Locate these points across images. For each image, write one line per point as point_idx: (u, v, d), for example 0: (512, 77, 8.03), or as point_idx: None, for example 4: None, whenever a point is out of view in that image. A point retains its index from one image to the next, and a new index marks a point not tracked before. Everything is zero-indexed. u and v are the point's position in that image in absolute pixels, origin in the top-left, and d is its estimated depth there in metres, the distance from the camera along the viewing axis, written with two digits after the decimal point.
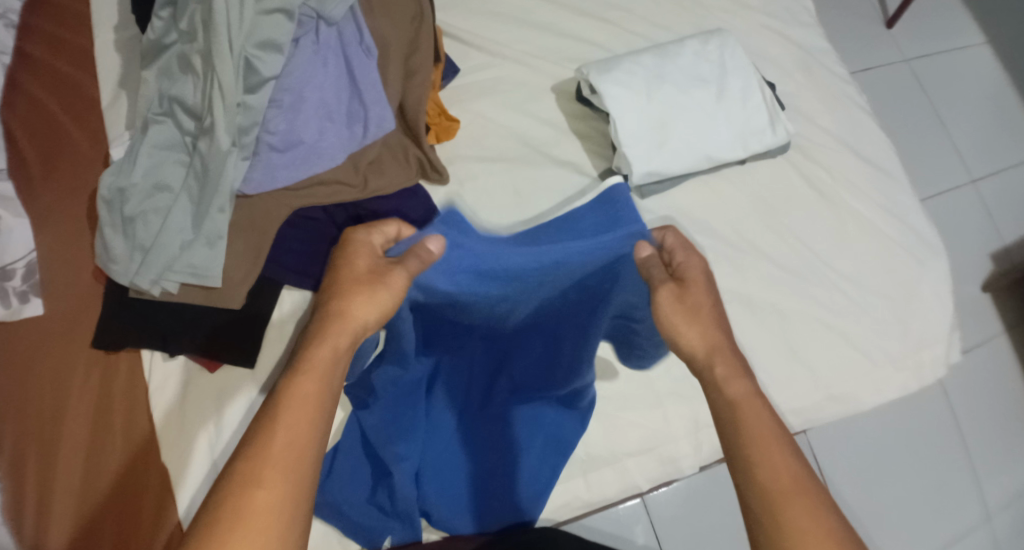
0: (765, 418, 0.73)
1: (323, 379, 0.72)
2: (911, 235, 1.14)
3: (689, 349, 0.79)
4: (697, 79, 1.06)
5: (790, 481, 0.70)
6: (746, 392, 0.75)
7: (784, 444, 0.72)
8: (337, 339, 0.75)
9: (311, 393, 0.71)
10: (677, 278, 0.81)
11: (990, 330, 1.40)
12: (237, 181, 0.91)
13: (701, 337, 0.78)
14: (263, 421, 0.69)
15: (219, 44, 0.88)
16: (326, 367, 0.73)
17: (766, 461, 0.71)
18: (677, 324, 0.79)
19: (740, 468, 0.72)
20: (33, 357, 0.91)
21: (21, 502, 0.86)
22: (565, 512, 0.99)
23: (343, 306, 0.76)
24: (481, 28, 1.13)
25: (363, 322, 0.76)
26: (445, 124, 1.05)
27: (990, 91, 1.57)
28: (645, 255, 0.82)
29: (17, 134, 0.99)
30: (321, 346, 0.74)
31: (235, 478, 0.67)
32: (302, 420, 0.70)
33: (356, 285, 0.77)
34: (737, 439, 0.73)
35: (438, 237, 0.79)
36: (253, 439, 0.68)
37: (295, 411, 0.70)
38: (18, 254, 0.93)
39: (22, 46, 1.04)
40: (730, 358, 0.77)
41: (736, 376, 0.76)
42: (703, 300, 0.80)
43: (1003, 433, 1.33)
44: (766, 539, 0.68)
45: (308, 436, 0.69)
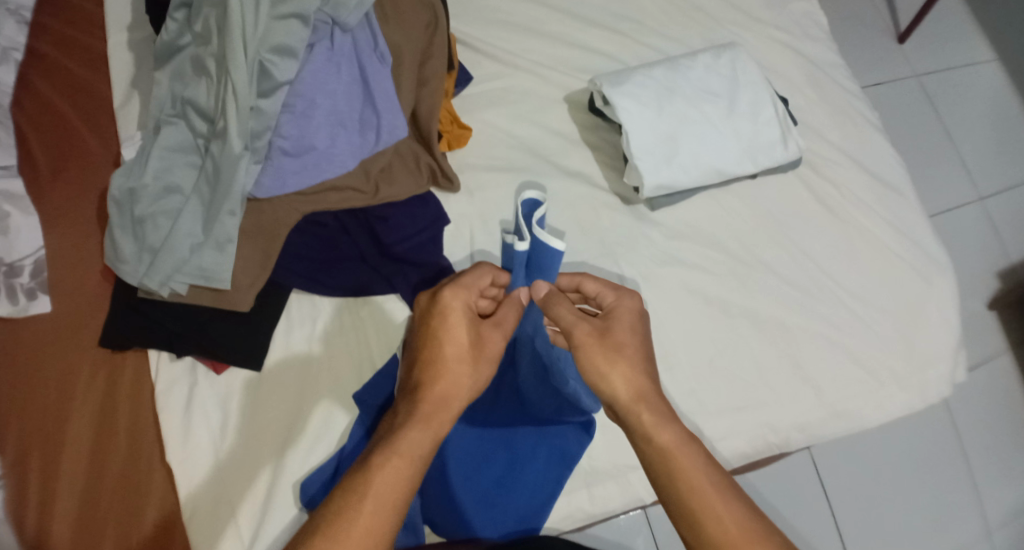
0: (699, 467, 0.73)
1: (414, 462, 0.72)
2: (919, 252, 1.13)
3: (613, 394, 0.79)
4: (709, 93, 1.06)
5: (738, 530, 0.70)
6: (676, 440, 0.75)
7: (723, 491, 0.72)
8: (432, 420, 0.75)
9: (400, 477, 0.71)
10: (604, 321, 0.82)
11: (994, 348, 1.40)
12: (247, 186, 0.91)
13: (626, 380, 0.78)
14: (351, 500, 0.69)
15: (233, 48, 0.87)
16: (418, 451, 0.73)
17: (708, 512, 0.72)
18: (600, 365, 0.78)
19: (682, 520, 0.72)
20: (40, 357, 0.91)
21: (23, 504, 0.86)
22: (567, 524, 0.99)
23: (439, 384, 0.77)
24: (493, 36, 1.13)
25: (457, 401, 0.77)
26: (456, 132, 1.05)
27: (999, 108, 1.57)
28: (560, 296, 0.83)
29: (27, 132, 0.99)
30: (416, 427, 0.74)
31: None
32: (391, 505, 0.70)
33: (457, 360, 0.78)
34: (674, 493, 0.73)
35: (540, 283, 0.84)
36: (336, 519, 0.68)
37: (383, 494, 0.70)
38: (25, 252, 0.94)
39: (34, 44, 1.04)
40: (657, 406, 0.77)
41: (665, 424, 0.76)
42: (630, 338, 0.81)
43: (1007, 452, 1.32)
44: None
45: (393, 518, 0.70)
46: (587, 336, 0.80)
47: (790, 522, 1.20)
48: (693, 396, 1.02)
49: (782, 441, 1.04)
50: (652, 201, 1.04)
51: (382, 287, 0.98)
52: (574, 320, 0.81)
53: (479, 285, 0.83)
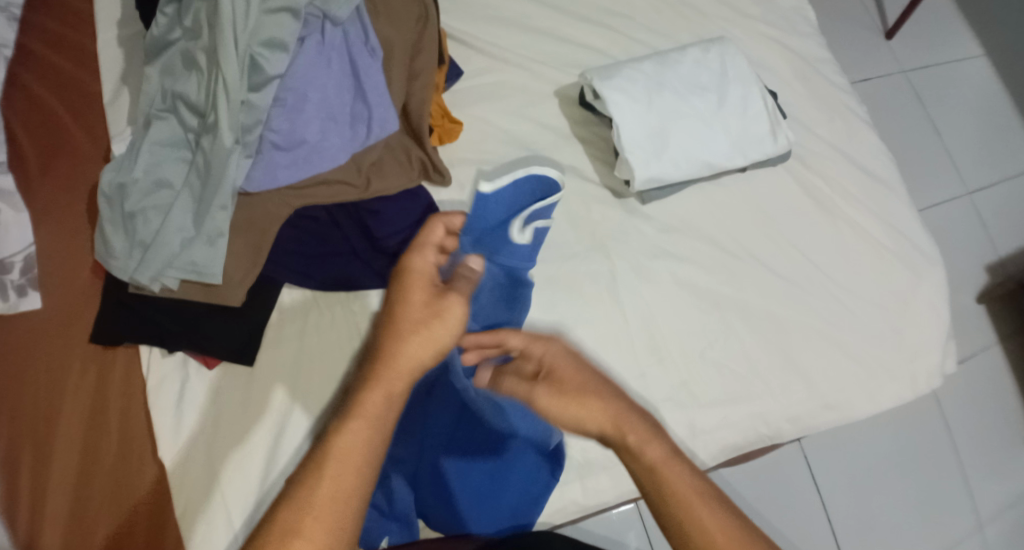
0: (687, 480, 0.73)
1: (373, 425, 0.69)
2: (907, 244, 1.14)
3: (593, 433, 0.76)
4: (697, 87, 1.06)
5: (726, 540, 0.70)
6: (663, 456, 0.74)
7: (712, 502, 0.72)
8: (389, 381, 0.71)
9: (360, 442, 0.68)
10: (546, 374, 0.79)
11: (983, 340, 1.41)
12: (238, 179, 0.91)
13: (598, 417, 0.76)
14: (310, 471, 0.67)
15: (223, 42, 0.88)
16: (375, 414, 0.69)
17: (698, 523, 0.71)
18: (573, 413, 0.76)
19: (674, 532, 0.72)
20: (31, 354, 0.91)
21: (14, 502, 0.86)
22: (560, 516, 0.99)
23: (395, 344, 0.72)
24: (483, 31, 1.13)
25: (416, 360, 0.73)
26: (448, 126, 1.05)
27: (986, 103, 1.58)
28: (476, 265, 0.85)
29: (16, 128, 0.99)
30: (372, 390, 0.70)
31: (278, 532, 0.64)
32: (353, 471, 0.67)
33: (414, 318, 0.73)
34: (665, 509, 0.72)
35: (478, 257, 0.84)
36: (294, 496, 0.66)
37: (341, 462, 0.67)
38: (15, 248, 0.93)
39: (23, 41, 1.04)
40: (639, 427, 0.75)
41: (651, 440, 0.75)
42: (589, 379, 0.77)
43: (996, 444, 1.34)
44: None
45: (354, 489, 0.67)
46: (544, 394, 0.77)
47: (782, 515, 1.20)
48: (685, 389, 1.02)
49: (773, 433, 1.05)
50: (644, 194, 1.05)
51: (374, 281, 0.98)
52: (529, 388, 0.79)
53: (434, 239, 0.78)
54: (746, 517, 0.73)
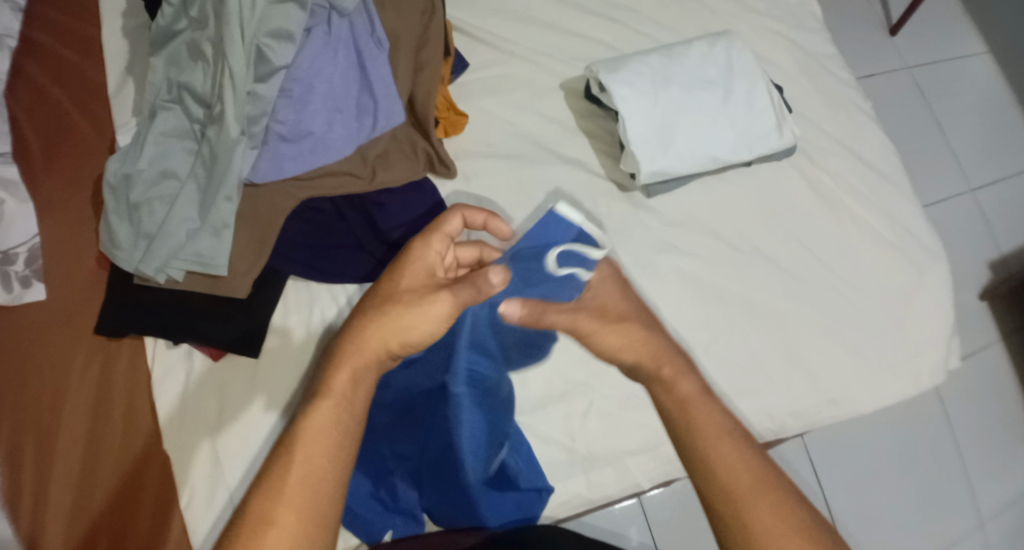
0: (715, 418, 0.76)
1: (342, 406, 0.74)
2: (913, 241, 1.14)
3: (627, 358, 0.81)
4: (703, 81, 1.06)
5: (749, 477, 0.74)
6: (695, 392, 0.79)
7: (739, 440, 0.76)
8: (359, 364, 0.76)
9: (328, 421, 0.73)
10: (597, 307, 0.83)
11: (986, 337, 1.41)
12: (244, 170, 0.90)
13: (636, 346, 0.81)
14: (282, 449, 0.72)
15: (231, 33, 0.88)
16: (343, 395, 0.74)
17: (723, 459, 0.75)
18: (613, 342, 0.81)
19: (697, 466, 0.75)
20: (36, 345, 0.90)
21: (18, 494, 0.85)
22: (565, 510, 0.99)
23: (366, 330, 0.77)
24: (488, 24, 1.13)
25: (388, 345, 0.77)
26: (453, 118, 1.05)
27: (989, 100, 1.58)
28: (496, 278, 0.77)
29: (19, 119, 0.98)
30: (341, 373, 0.75)
31: (255, 506, 0.69)
32: (321, 448, 0.72)
33: (387, 306, 0.78)
34: (691, 441, 0.76)
35: (501, 269, 0.77)
36: (270, 476, 0.71)
37: (311, 439, 0.72)
38: (19, 239, 0.93)
39: (26, 31, 1.03)
40: (676, 361, 0.80)
41: (683, 375, 0.79)
42: (628, 307, 0.84)
43: (998, 440, 1.34)
44: (719, 522, 0.74)
45: (322, 467, 0.71)
46: (588, 320, 0.82)
47: None
48: None
49: (777, 428, 1.05)
50: (649, 188, 1.05)
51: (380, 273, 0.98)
52: (573, 316, 0.82)
53: (444, 230, 0.81)
54: (773, 464, 0.76)
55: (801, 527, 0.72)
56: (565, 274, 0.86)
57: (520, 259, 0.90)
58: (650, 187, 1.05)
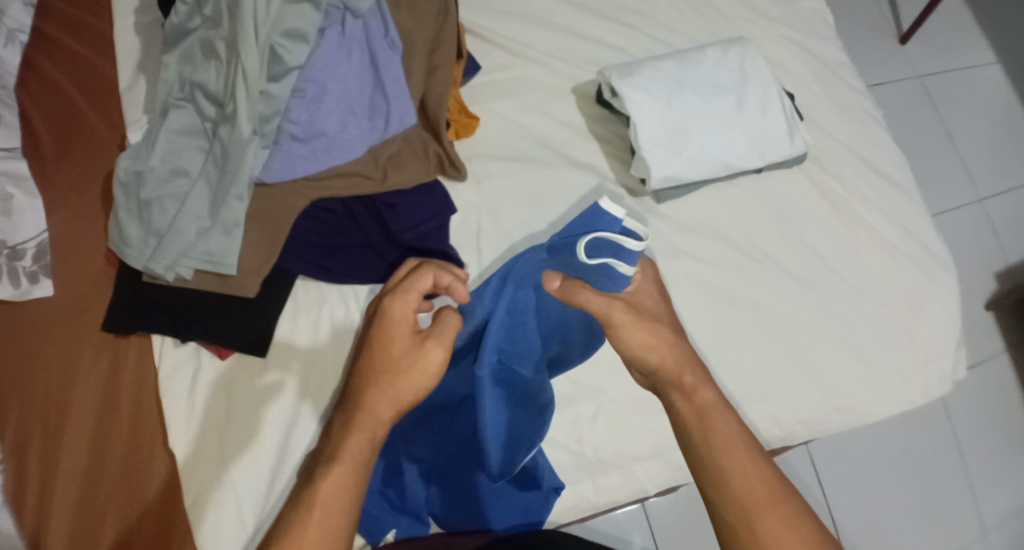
0: (732, 427, 0.77)
1: (353, 471, 0.74)
2: (923, 250, 1.14)
3: (657, 361, 0.82)
4: (716, 87, 1.06)
5: (763, 489, 0.74)
6: (714, 401, 0.79)
7: (753, 452, 0.76)
8: (371, 425, 0.76)
9: (343, 483, 0.73)
10: (632, 305, 0.84)
11: (992, 347, 1.41)
12: (256, 169, 0.90)
13: (663, 351, 0.82)
14: (299, 513, 0.72)
15: (245, 31, 0.87)
16: (356, 457, 0.75)
17: (738, 470, 0.75)
18: (646, 341, 0.82)
19: (710, 476, 0.75)
20: (43, 341, 0.90)
21: (23, 489, 0.85)
22: (571, 514, 0.99)
23: (371, 391, 0.78)
24: (501, 27, 1.13)
25: (393, 404, 0.78)
26: (464, 121, 1.05)
27: (999, 110, 1.58)
28: (555, 285, 0.85)
29: (31, 114, 0.98)
30: (353, 434, 0.76)
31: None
32: (337, 511, 0.72)
33: (385, 370, 0.78)
34: (705, 451, 0.76)
35: (554, 277, 0.85)
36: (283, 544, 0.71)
37: (327, 502, 0.72)
38: (28, 233, 0.93)
39: (39, 26, 1.03)
40: (697, 370, 0.81)
41: (703, 385, 0.80)
42: (661, 312, 0.85)
43: (1003, 451, 1.34)
44: (729, 533, 0.73)
45: (337, 533, 0.71)
46: (623, 316, 0.83)
47: None
48: None
49: (785, 435, 1.05)
50: (659, 193, 1.06)
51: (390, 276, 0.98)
52: (609, 305, 0.83)
53: (419, 285, 0.81)
54: (786, 480, 0.75)
55: (813, 544, 0.72)
56: (601, 264, 0.85)
57: (557, 250, 0.89)
58: (660, 193, 1.05)
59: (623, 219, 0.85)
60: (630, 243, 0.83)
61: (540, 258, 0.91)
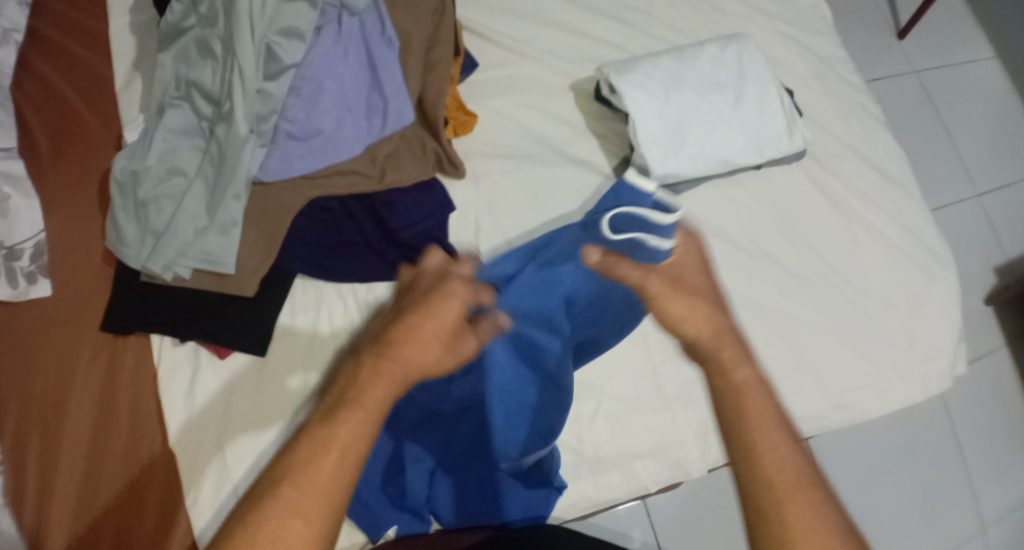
0: (769, 407, 0.70)
1: (380, 412, 0.67)
2: (922, 247, 1.14)
3: (695, 332, 0.76)
4: (714, 83, 1.06)
5: (796, 478, 0.67)
6: (752, 378, 0.72)
7: (791, 436, 0.69)
8: (395, 376, 0.69)
9: (362, 428, 0.66)
10: (671, 275, 0.81)
11: (991, 343, 1.41)
12: (253, 168, 0.90)
13: (700, 323, 0.76)
14: (312, 452, 0.64)
15: (241, 31, 0.87)
16: (378, 402, 0.67)
17: (773, 455, 0.68)
18: (678, 309, 0.78)
19: (741, 459, 0.69)
20: (41, 342, 0.90)
21: (22, 490, 0.86)
22: (571, 512, 0.99)
23: (402, 340, 0.70)
24: (499, 24, 1.13)
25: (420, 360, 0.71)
26: (462, 119, 1.05)
27: (996, 105, 1.58)
28: (592, 259, 0.86)
29: (27, 115, 0.98)
30: (378, 379, 0.68)
31: (276, 509, 0.62)
32: (357, 456, 0.65)
33: (435, 332, 0.72)
34: (738, 427, 0.70)
35: (592, 250, 0.86)
36: (295, 470, 0.63)
37: (347, 445, 0.65)
38: (25, 235, 0.93)
39: (35, 26, 1.03)
40: (738, 344, 0.74)
41: (743, 362, 0.73)
42: (702, 285, 0.80)
43: (1002, 447, 1.34)
44: (756, 517, 0.67)
45: (352, 474, 0.65)
46: (660, 284, 0.80)
47: None
48: (697, 386, 1.03)
49: None
50: (677, 186, 1.05)
51: (388, 274, 0.98)
52: (644, 275, 0.81)
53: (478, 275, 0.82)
54: (822, 473, 0.69)
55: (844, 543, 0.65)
56: (632, 236, 0.88)
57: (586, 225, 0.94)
58: (676, 185, 1.05)
59: (652, 193, 0.95)
60: (657, 214, 0.90)
61: (574, 236, 0.94)
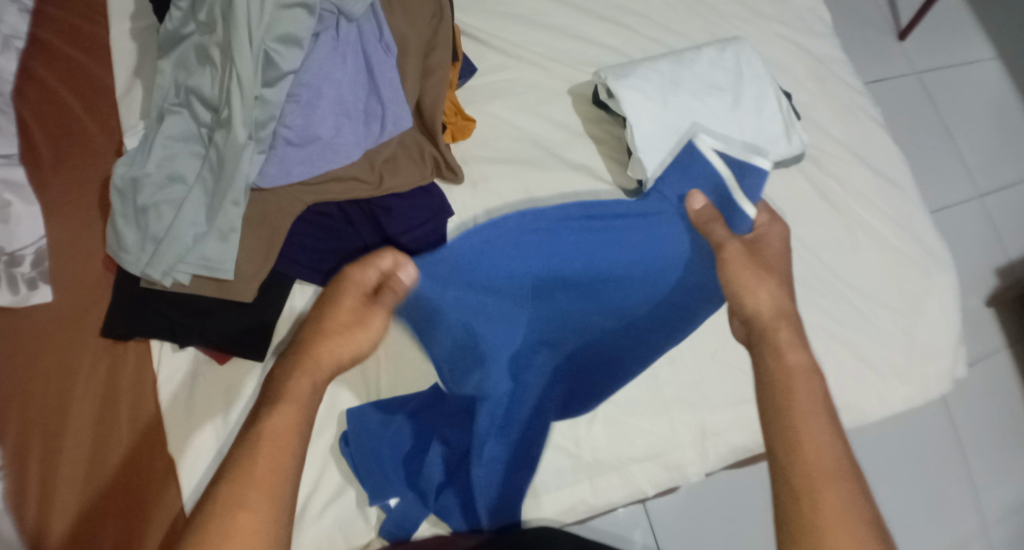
0: (814, 395, 0.79)
1: (302, 407, 0.76)
2: (922, 250, 1.14)
3: (756, 306, 0.88)
4: (712, 87, 1.06)
5: (829, 460, 0.75)
6: (803, 364, 0.81)
7: (830, 422, 0.77)
8: (315, 374, 0.79)
9: (293, 420, 0.74)
10: (748, 247, 0.94)
11: (991, 344, 1.40)
12: (251, 175, 0.91)
13: (763, 303, 0.87)
14: (247, 449, 0.72)
15: (239, 38, 0.88)
16: (303, 396, 0.76)
17: (809, 437, 0.76)
18: (748, 282, 0.89)
19: (780, 437, 0.77)
20: (41, 348, 0.91)
21: (24, 493, 0.86)
22: (569, 516, 0.99)
23: (317, 346, 0.81)
24: (497, 29, 1.13)
25: (332, 361, 0.81)
26: (461, 124, 1.05)
27: (997, 105, 1.57)
28: (698, 205, 0.99)
29: (28, 121, 0.99)
30: (301, 377, 0.77)
31: (224, 501, 0.69)
32: (287, 445, 0.73)
33: (335, 329, 0.82)
34: (780, 414, 0.78)
35: (699, 194, 1.00)
36: (235, 464, 0.71)
37: (275, 437, 0.73)
38: (26, 241, 0.93)
39: (35, 33, 1.04)
40: (793, 331, 0.85)
41: (797, 347, 0.83)
42: (774, 261, 0.93)
43: (1003, 448, 1.33)
44: (787, 495, 0.74)
45: (288, 464, 0.72)
46: (735, 251, 0.93)
47: None
48: (696, 390, 1.03)
49: None
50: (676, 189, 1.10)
51: None
52: (724, 240, 0.95)
53: (377, 261, 0.88)
54: (857, 469, 0.75)
55: (866, 523, 0.72)
56: (730, 202, 1.02)
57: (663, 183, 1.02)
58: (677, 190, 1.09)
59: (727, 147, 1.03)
60: (760, 160, 1.03)
61: (665, 204, 1.02)
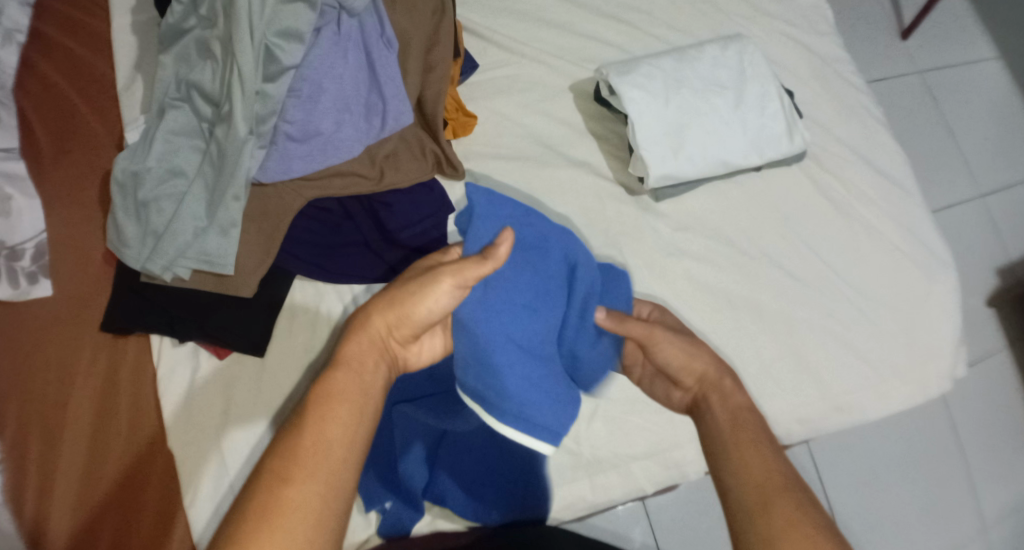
0: (751, 424, 0.79)
1: (355, 374, 0.76)
2: (923, 250, 1.14)
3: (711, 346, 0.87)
4: (715, 85, 1.06)
5: (777, 478, 0.74)
6: (738, 400, 0.81)
7: (765, 446, 0.77)
8: (370, 343, 0.78)
9: (347, 391, 0.75)
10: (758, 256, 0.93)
11: (992, 344, 1.40)
12: (252, 169, 0.90)
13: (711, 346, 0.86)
14: (299, 418, 0.73)
15: (240, 31, 0.87)
16: (359, 366, 0.76)
17: (747, 463, 0.76)
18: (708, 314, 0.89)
19: (724, 469, 0.76)
20: (39, 343, 0.90)
21: (22, 482, 0.85)
22: (568, 513, 0.99)
23: (371, 316, 0.79)
24: (499, 25, 1.13)
25: (387, 331, 0.79)
26: (461, 120, 1.05)
27: (999, 104, 1.57)
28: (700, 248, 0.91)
29: (28, 114, 0.98)
30: (354, 344, 0.78)
31: (273, 468, 0.70)
32: (340, 416, 0.73)
33: (394, 300, 0.79)
34: (723, 447, 0.78)
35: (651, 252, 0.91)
36: (286, 435, 0.72)
37: (326, 405, 0.73)
38: (27, 234, 0.93)
39: (36, 25, 1.03)
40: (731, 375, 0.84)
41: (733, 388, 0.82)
42: None
43: (1003, 448, 1.33)
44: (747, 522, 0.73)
45: (339, 435, 0.72)
46: None
47: None
48: None
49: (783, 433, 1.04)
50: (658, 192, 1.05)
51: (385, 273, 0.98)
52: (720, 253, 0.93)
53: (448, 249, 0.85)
54: (800, 483, 0.75)
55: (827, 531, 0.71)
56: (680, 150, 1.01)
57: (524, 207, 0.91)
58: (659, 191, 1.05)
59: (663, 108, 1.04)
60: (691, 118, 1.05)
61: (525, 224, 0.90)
